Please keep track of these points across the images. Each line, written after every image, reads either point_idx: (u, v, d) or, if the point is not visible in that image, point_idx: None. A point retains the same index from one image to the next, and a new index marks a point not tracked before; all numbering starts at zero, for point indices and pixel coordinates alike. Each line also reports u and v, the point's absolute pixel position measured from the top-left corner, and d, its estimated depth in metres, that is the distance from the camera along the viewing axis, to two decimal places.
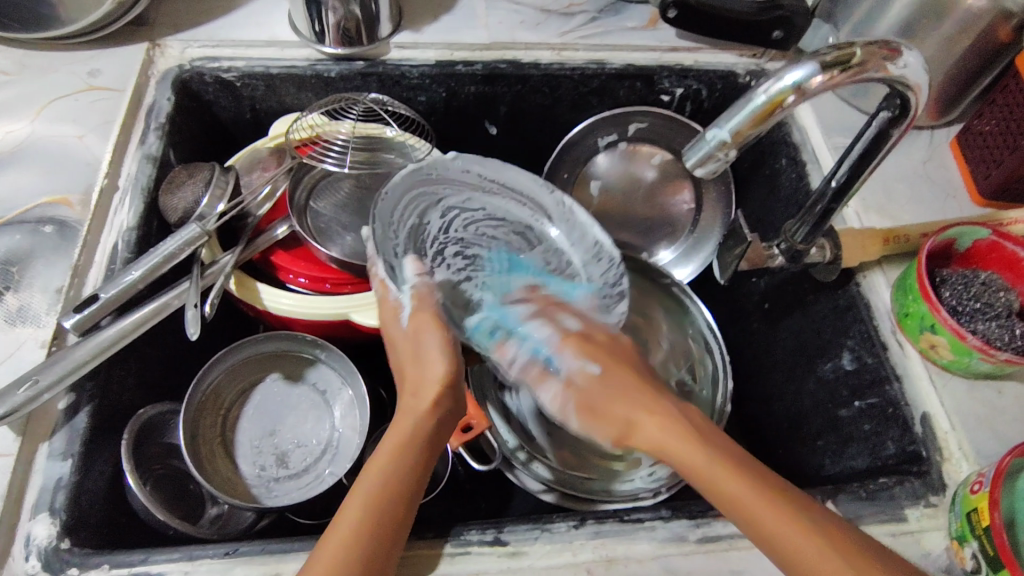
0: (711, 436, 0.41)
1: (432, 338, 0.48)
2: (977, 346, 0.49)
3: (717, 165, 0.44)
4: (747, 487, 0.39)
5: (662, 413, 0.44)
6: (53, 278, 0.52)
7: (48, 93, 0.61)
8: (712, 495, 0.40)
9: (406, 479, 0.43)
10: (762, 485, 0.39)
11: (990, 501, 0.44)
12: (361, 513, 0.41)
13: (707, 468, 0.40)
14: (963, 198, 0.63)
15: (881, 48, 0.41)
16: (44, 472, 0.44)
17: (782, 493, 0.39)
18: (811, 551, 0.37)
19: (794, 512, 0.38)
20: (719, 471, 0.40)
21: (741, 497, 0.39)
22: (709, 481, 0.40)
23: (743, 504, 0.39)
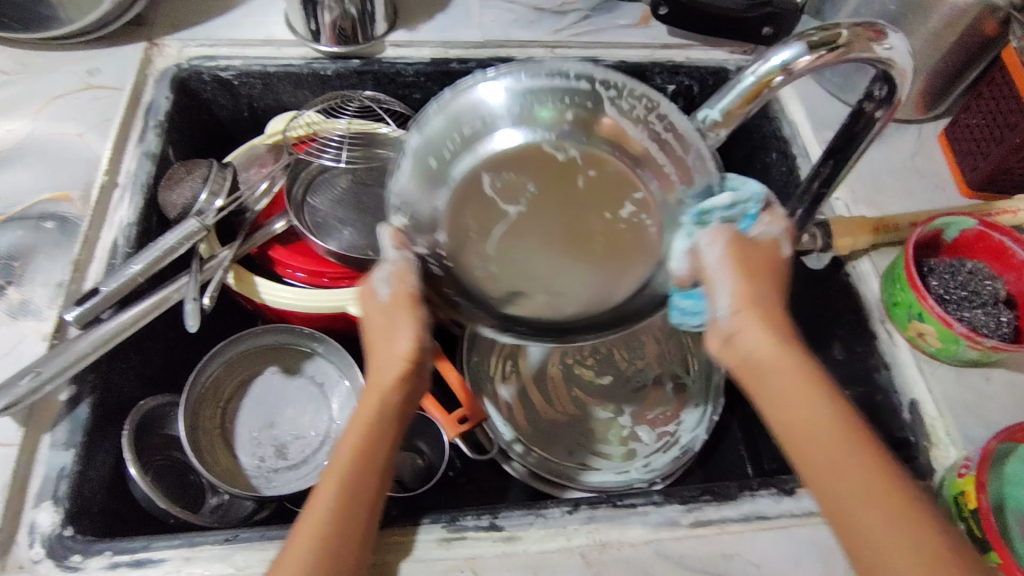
0: (825, 411, 0.36)
1: (405, 321, 0.41)
2: (963, 333, 0.51)
3: (709, 147, 0.43)
4: (823, 431, 0.36)
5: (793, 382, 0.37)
6: (55, 272, 0.53)
7: (48, 92, 0.62)
8: (770, 407, 0.38)
9: (370, 473, 0.42)
10: (819, 418, 0.36)
11: (976, 484, 0.45)
12: (330, 510, 0.40)
13: (773, 352, 0.38)
14: (951, 190, 0.64)
15: (866, 30, 0.42)
16: (47, 461, 0.45)
17: (851, 429, 0.36)
18: (845, 470, 0.35)
19: (868, 454, 0.35)
20: (815, 403, 0.37)
21: (810, 419, 0.36)
22: (762, 391, 0.39)
23: (845, 484, 0.34)
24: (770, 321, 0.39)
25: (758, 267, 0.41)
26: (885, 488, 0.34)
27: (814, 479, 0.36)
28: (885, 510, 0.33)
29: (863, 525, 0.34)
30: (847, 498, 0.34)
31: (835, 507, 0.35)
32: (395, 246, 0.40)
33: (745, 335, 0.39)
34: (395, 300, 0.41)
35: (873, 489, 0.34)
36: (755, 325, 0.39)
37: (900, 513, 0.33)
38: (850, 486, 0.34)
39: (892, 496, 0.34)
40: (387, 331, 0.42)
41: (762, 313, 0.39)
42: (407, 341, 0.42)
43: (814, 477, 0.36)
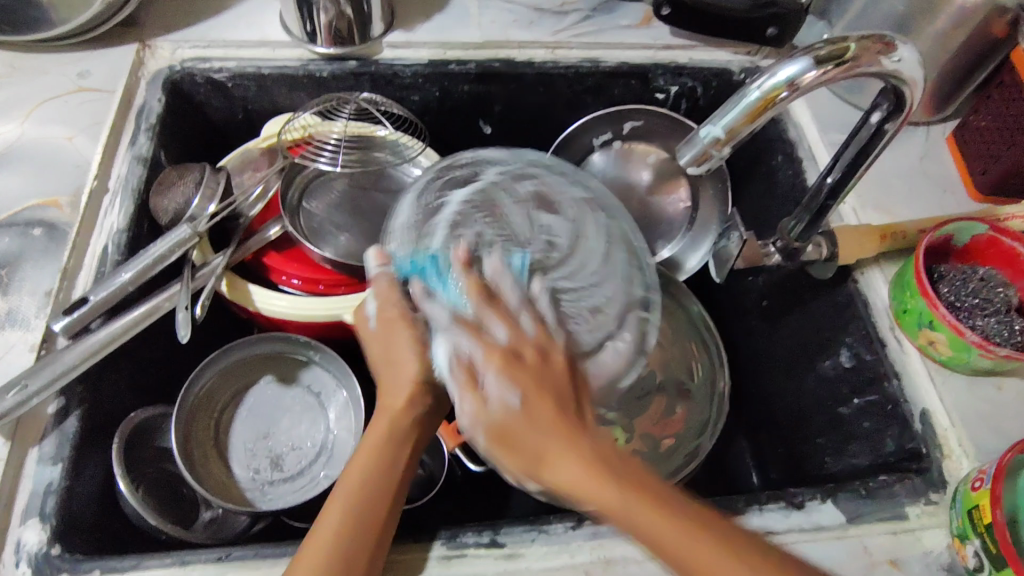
0: (587, 471, 0.34)
1: (404, 334, 0.45)
2: (975, 342, 0.49)
3: (712, 163, 0.43)
4: (611, 528, 0.34)
5: (569, 473, 0.34)
6: (42, 281, 0.51)
7: (38, 94, 0.61)
8: (573, 499, 0.35)
9: (377, 497, 0.42)
10: (607, 501, 0.34)
11: (991, 498, 0.44)
12: (334, 530, 0.40)
13: (580, 466, 0.34)
14: (961, 194, 0.63)
15: (876, 42, 0.40)
16: (34, 477, 0.44)
17: (671, 510, 0.34)
18: (679, 548, 0.33)
19: (704, 534, 0.34)
20: (629, 498, 0.34)
21: (632, 518, 0.34)
22: (537, 472, 0.35)
23: (702, 567, 0.33)
24: (579, 441, 0.35)
25: (525, 416, 0.35)
26: (725, 562, 0.33)
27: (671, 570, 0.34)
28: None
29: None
30: (721, 570, 0.33)
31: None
32: (378, 265, 0.46)
33: (557, 475, 0.35)
34: (386, 316, 0.45)
35: (703, 559, 0.33)
36: (573, 461, 0.34)
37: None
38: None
39: (732, 560, 0.33)
40: (388, 356, 0.46)
41: (568, 450, 0.35)
42: (410, 358, 0.45)
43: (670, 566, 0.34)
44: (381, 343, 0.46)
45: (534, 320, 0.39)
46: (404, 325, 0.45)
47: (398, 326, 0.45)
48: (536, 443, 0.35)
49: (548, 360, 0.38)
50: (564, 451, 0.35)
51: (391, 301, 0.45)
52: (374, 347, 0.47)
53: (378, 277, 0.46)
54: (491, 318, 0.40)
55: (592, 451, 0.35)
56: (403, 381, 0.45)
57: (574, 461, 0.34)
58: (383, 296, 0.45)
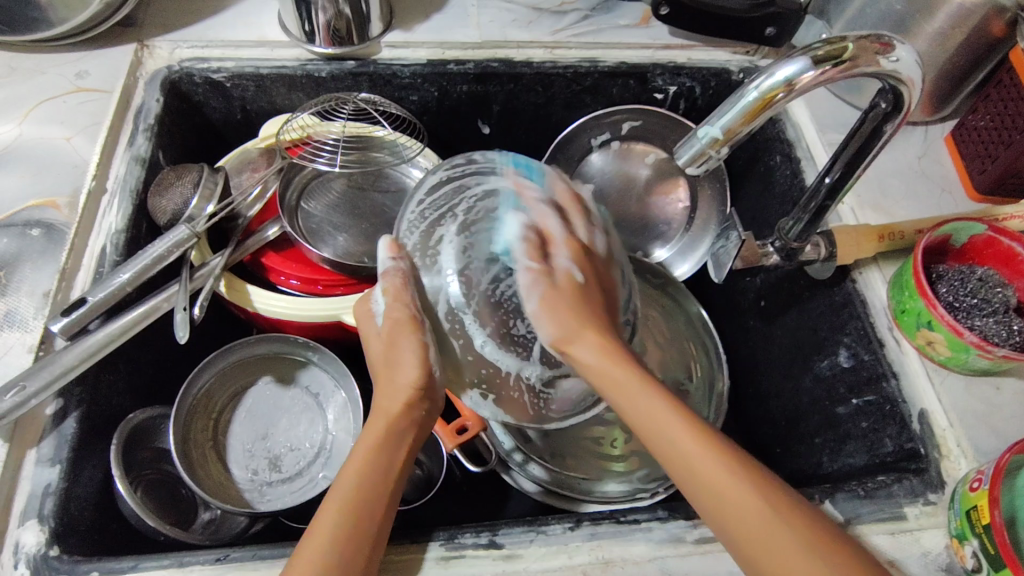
0: (689, 427, 0.40)
1: (409, 340, 0.45)
2: (974, 342, 0.49)
3: (710, 163, 0.43)
4: (726, 484, 0.38)
5: (671, 425, 0.40)
6: (40, 282, 0.51)
7: (36, 95, 0.60)
8: (674, 461, 0.40)
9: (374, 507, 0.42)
10: (710, 466, 0.38)
11: (990, 499, 0.44)
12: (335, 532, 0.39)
13: (619, 371, 0.42)
14: (958, 193, 0.63)
15: (874, 42, 0.40)
16: (33, 479, 0.44)
17: (733, 456, 0.39)
18: (713, 480, 0.38)
19: (734, 462, 0.38)
20: (688, 437, 0.39)
21: (695, 459, 0.39)
22: (650, 430, 0.41)
23: (712, 493, 0.38)
24: (605, 339, 0.43)
25: (577, 290, 0.44)
26: (749, 485, 0.37)
27: (703, 504, 0.38)
28: (761, 514, 0.36)
29: (753, 537, 0.36)
30: (733, 501, 0.37)
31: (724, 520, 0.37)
32: (390, 258, 0.46)
33: (583, 352, 0.43)
34: (392, 318, 0.45)
35: (759, 513, 0.36)
36: (591, 345, 0.43)
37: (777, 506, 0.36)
38: (744, 514, 0.37)
39: (778, 502, 0.37)
40: (389, 361, 0.46)
41: (591, 328, 0.43)
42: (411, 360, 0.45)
43: (685, 482, 0.39)
44: (384, 348, 0.46)
45: (603, 267, 0.47)
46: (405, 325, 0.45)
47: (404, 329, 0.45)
48: (611, 377, 0.42)
49: (610, 268, 0.48)
50: (635, 379, 0.42)
51: (398, 301, 0.45)
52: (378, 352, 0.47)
53: (389, 271, 0.45)
54: (577, 217, 0.47)
55: (609, 339, 0.44)
56: (402, 386, 0.45)
57: (631, 378, 0.42)
58: (392, 296, 0.45)
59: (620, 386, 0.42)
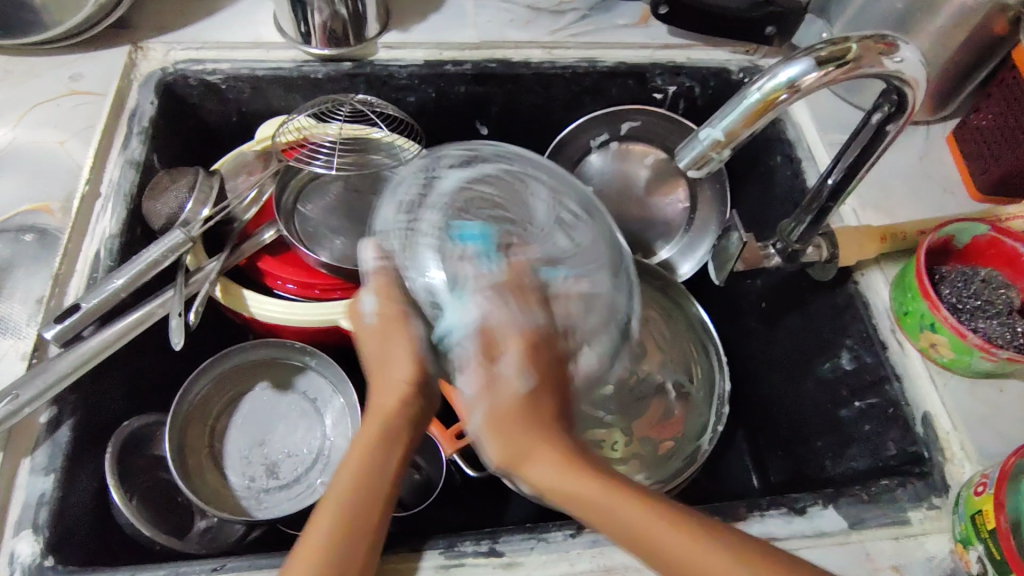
0: (631, 496, 0.35)
1: (401, 339, 0.42)
2: (978, 344, 0.49)
3: (711, 165, 0.43)
4: (613, 494, 0.35)
5: (589, 492, 0.35)
6: (34, 288, 0.51)
7: (29, 98, 0.60)
8: (593, 519, 0.35)
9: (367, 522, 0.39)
10: (603, 487, 0.35)
11: (994, 503, 0.43)
12: (323, 554, 0.38)
13: (542, 402, 0.37)
14: (961, 194, 0.62)
15: (877, 42, 0.40)
16: (26, 488, 0.43)
17: (662, 508, 0.35)
18: (661, 540, 0.34)
19: (684, 522, 0.35)
20: (553, 454, 0.36)
21: (606, 503, 0.35)
22: (515, 456, 0.36)
23: (670, 557, 0.34)
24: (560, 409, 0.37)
25: (529, 400, 0.36)
26: (708, 545, 0.34)
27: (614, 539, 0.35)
28: (653, 528, 0.34)
29: (671, 558, 0.34)
30: (689, 556, 0.34)
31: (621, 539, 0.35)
32: (376, 257, 0.43)
33: (536, 473, 0.36)
34: (385, 316, 0.43)
35: (679, 536, 0.34)
36: (534, 364, 0.37)
37: (678, 528, 0.34)
38: (650, 531, 0.34)
39: (678, 517, 0.35)
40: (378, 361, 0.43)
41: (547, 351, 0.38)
42: (395, 364, 0.42)
43: (603, 529, 0.35)
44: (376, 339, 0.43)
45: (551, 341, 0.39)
46: (400, 340, 0.42)
47: (405, 346, 0.42)
48: (526, 442, 0.36)
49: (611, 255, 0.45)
50: (562, 470, 0.35)
51: (388, 300, 0.43)
52: (367, 344, 0.43)
53: (381, 270, 0.43)
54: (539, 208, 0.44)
55: (566, 444, 0.36)
56: (392, 383, 0.42)
57: (562, 472, 0.35)
58: (382, 295, 0.43)
59: (536, 447, 0.36)
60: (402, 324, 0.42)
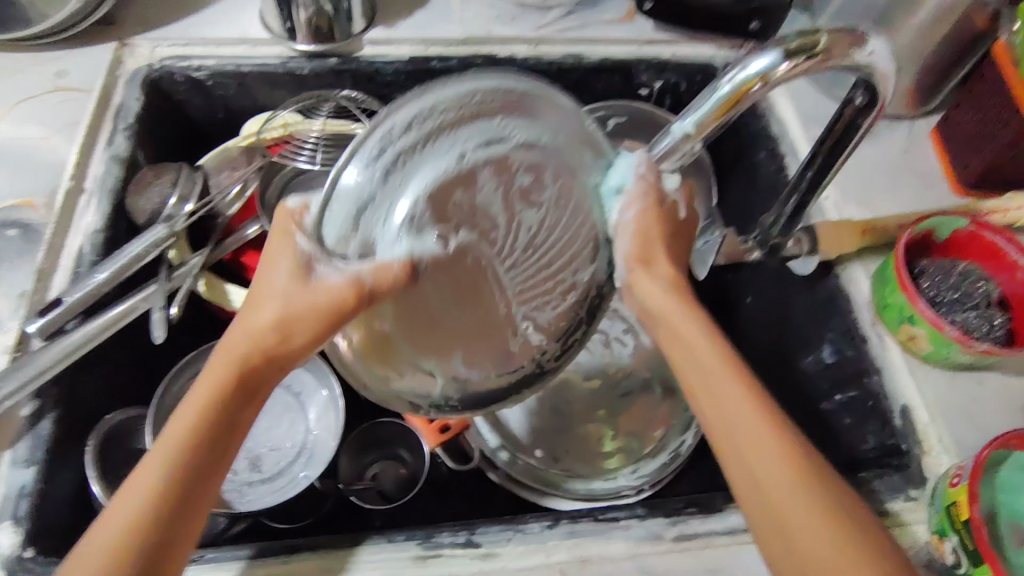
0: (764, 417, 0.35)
1: (283, 253, 0.37)
2: (955, 337, 0.49)
3: (683, 158, 0.43)
4: (763, 445, 0.34)
5: (733, 403, 0.36)
6: (16, 283, 0.51)
7: (15, 94, 0.60)
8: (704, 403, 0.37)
9: (218, 452, 0.35)
10: (748, 420, 0.35)
11: (968, 495, 0.44)
12: (162, 473, 0.33)
13: (673, 309, 0.40)
14: (943, 188, 0.63)
15: (847, 35, 0.40)
16: (8, 480, 0.44)
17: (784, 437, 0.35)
18: (758, 443, 0.34)
19: (789, 452, 0.34)
20: (738, 395, 0.36)
21: (758, 448, 0.34)
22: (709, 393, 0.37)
23: (757, 466, 0.34)
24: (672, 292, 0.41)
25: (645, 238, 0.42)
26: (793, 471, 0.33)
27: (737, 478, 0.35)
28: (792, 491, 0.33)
29: (789, 527, 0.32)
30: (773, 479, 0.33)
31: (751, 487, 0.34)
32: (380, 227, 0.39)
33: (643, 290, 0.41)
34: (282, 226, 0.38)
35: (799, 496, 0.33)
36: (654, 285, 0.41)
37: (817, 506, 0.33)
38: (773, 487, 0.33)
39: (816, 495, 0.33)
40: (254, 294, 0.38)
41: (667, 258, 0.43)
42: (296, 300, 0.37)
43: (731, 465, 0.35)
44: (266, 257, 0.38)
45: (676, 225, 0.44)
46: (289, 277, 0.37)
47: (297, 289, 0.37)
48: (666, 309, 0.40)
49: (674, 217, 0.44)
50: (719, 368, 0.37)
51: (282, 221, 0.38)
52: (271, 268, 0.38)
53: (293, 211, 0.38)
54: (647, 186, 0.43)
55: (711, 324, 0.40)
56: (274, 301, 0.37)
57: (715, 367, 0.37)
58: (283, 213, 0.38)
59: (703, 356, 0.38)
60: (302, 257, 0.37)
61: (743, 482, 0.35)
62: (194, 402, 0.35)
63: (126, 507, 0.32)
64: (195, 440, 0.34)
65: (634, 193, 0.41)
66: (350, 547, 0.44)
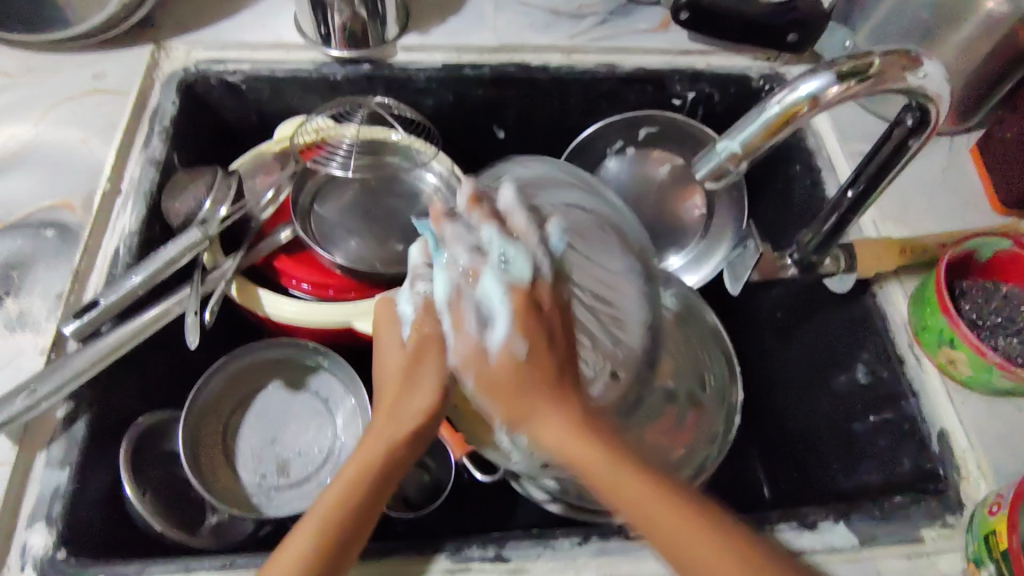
0: (656, 490, 0.38)
1: (432, 359, 0.44)
2: (996, 362, 0.48)
3: (728, 177, 0.43)
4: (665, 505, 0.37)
5: (580, 450, 0.39)
6: (54, 283, 0.52)
7: (52, 96, 0.61)
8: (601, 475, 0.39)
9: (357, 526, 0.41)
10: (647, 491, 0.38)
11: (1007, 524, 0.42)
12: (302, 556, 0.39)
13: (576, 445, 0.39)
14: (984, 207, 0.61)
15: (900, 57, 0.39)
16: (42, 481, 0.44)
17: (685, 509, 0.37)
18: (651, 504, 0.37)
19: (667, 491, 0.38)
20: (638, 474, 0.38)
21: (637, 494, 0.37)
22: (582, 456, 0.39)
23: (647, 519, 0.37)
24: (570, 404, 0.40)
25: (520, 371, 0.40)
26: (699, 521, 0.37)
27: (652, 535, 0.37)
28: (701, 541, 0.36)
29: (680, 542, 0.36)
30: (656, 516, 0.37)
31: (664, 548, 0.37)
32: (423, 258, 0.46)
33: (540, 425, 0.40)
34: (422, 331, 0.44)
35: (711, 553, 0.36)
36: (556, 427, 0.39)
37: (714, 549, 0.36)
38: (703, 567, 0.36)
39: (712, 536, 0.36)
40: (406, 383, 0.44)
41: (549, 399, 0.40)
42: (424, 396, 0.43)
43: (647, 531, 0.38)
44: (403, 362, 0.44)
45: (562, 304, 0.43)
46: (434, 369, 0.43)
47: (434, 373, 0.43)
48: (551, 412, 0.40)
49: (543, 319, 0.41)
50: (575, 427, 0.39)
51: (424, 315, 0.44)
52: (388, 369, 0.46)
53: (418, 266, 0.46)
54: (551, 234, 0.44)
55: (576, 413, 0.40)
56: (411, 403, 0.43)
57: (572, 430, 0.39)
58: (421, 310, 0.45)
59: (555, 421, 0.39)
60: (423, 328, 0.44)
61: (643, 528, 0.38)
62: (326, 499, 0.41)
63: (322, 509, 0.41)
64: (337, 526, 0.40)
65: (557, 235, 0.44)
66: (380, 559, 0.43)
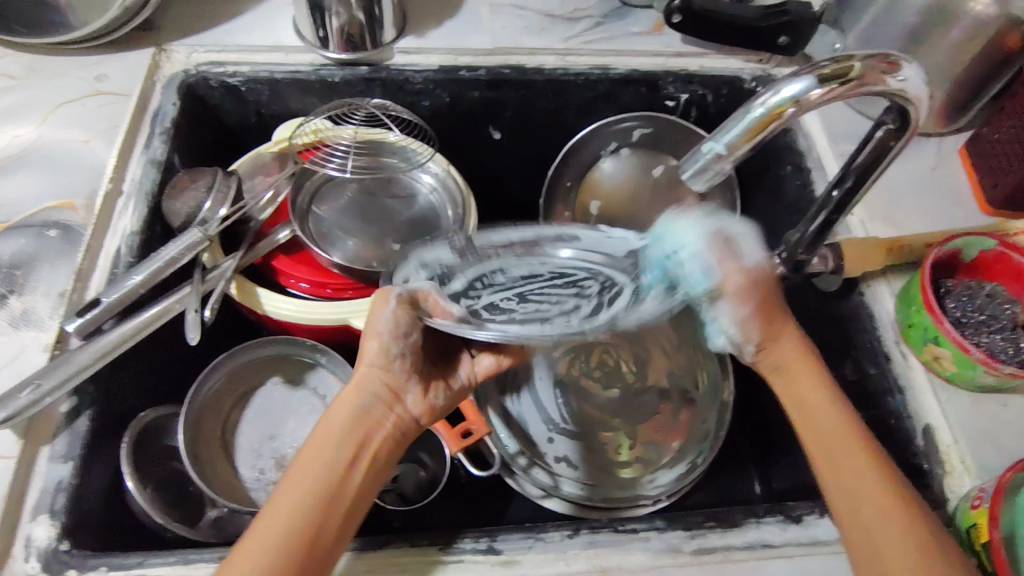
0: (862, 458, 0.42)
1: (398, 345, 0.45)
2: (980, 359, 0.49)
3: (715, 178, 0.44)
4: (878, 509, 0.40)
5: (852, 451, 0.42)
6: (57, 282, 0.53)
7: (55, 98, 0.62)
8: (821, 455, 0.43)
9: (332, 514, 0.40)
10: (865, 471, 0.42)
11: (988, 518, 0.43)
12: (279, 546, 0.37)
13: (805, 376, 0.46)
14: (971, 207, 0.62)
15: (881, 61, 0.41)
16: (46, 474, 0.45)
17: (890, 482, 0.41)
18: (863, 483, 0.41)
19: (876, 469, 0.42)
20: (853, 442, 0.43)
21: (858, 469, 0.42)
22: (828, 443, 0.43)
23: (847, 486, 0.42)
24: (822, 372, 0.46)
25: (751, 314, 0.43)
26: (899, 509, 0.40)
27: (841, 513, 0.41)
28: (892, 528, 0.40)
29: (863, 515, 0.40)
30: (870, 494, 0.41)
31: (866, 532, 0.40)
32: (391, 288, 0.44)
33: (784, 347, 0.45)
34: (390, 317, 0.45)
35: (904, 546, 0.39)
36: (793, 347, 0.46)
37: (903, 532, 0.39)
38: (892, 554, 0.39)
39: (906, 526, 0.39)
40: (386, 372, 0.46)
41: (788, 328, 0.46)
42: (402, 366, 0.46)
43: (840, 510, 0.42)
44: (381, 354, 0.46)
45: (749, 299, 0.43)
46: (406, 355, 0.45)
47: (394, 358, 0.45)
48: (812, 399, 0.45)
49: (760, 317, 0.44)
50: (845, 431, 0.43)
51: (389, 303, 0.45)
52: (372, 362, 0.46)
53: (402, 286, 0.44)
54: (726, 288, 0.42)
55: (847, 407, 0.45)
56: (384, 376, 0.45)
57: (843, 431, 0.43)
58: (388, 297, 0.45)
59: (815, 399, 0.45)
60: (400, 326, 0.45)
61: (845, 511, 0.41)
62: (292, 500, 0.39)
63: (287, 502, 0.39)
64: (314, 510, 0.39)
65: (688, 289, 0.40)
66: (375, 551, 0.44)
